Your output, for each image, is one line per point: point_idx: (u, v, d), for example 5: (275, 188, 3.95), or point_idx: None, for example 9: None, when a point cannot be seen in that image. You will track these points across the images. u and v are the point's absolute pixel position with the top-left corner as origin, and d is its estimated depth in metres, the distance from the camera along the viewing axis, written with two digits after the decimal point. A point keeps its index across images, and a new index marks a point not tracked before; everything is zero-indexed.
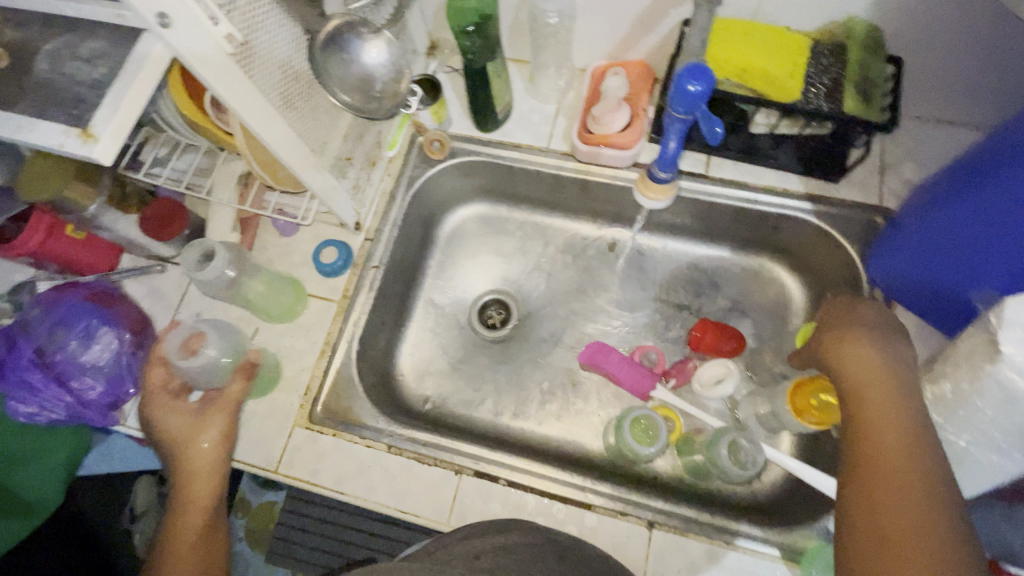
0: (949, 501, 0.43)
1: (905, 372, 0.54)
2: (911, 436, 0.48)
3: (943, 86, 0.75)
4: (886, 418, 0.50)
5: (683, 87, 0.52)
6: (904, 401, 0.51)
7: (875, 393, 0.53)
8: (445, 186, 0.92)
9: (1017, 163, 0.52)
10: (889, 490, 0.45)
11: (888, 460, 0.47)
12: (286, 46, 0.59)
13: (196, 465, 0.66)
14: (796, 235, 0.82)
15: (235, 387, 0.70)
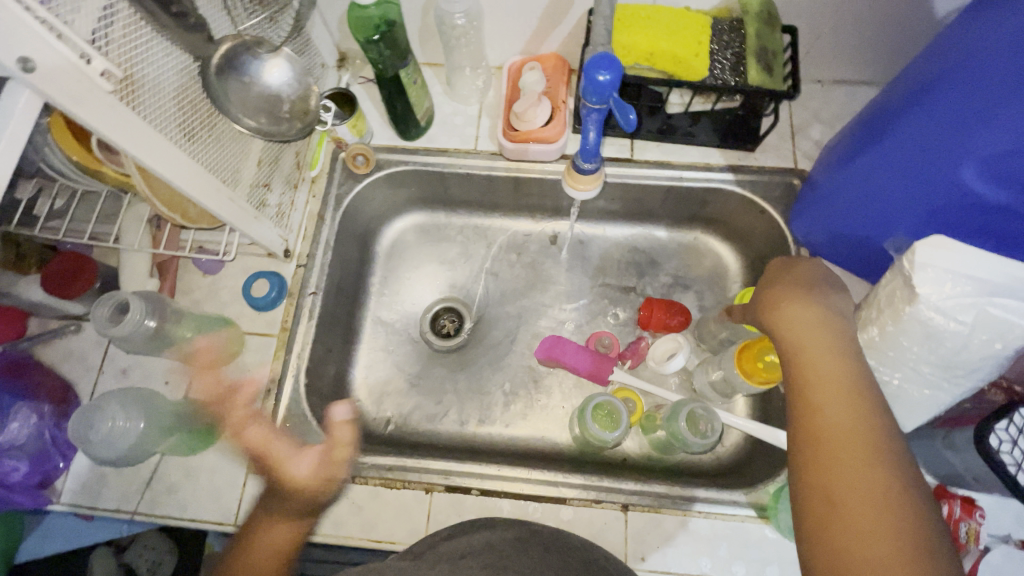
0: (890, 446, 0.45)
1: (841, 326, 0.56)
2: (846, 382, 0.50)
3: (834, 51, 0.80)
4: (825, 371, 0.51)
5: (593, 77, 0.51)
6: (841, 353, 0.53)
7: (813, 349, 0.54)
8: (376, 200, 0.89)
9: (912, 115, 0.56)
10: (833, 443, 0.46)
11: (833, 415, 0.48)
12: (175, 74, 0.55)
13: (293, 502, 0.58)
14: (723, 205, 0.85)
15: (343, 432, 0.62)
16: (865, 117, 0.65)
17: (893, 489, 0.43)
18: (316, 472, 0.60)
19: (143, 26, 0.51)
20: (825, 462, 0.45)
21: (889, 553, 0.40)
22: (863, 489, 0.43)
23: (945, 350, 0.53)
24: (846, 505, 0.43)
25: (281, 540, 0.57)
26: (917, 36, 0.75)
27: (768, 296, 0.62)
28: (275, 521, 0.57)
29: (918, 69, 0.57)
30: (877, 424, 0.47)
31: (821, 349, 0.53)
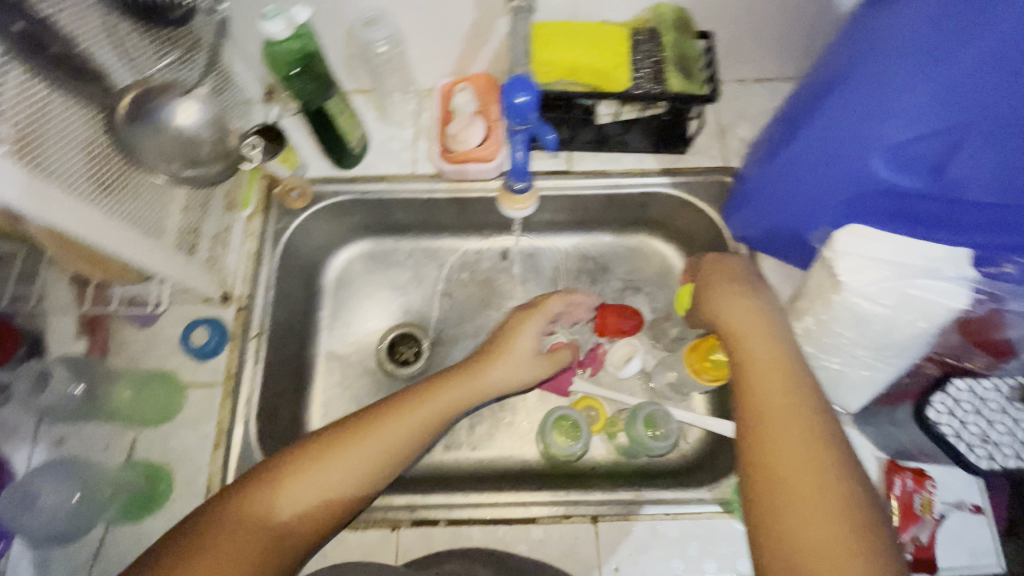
0: (822, 420, 0.48)
1: (775, 316, 0.58)
2: (783, 369, 0.52)
3: (751, 51, 0.83)
4: (762, 357, 0.53)
5: (512, 100, 0.52)
6: (777, 342, 0.55)
7: (751, 337, 0.56)
8: (318, 232, 0.87)
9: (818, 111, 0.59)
10: (774, 428, 0.47)
11: (773, 398, 0.49)
12: (81, 130, 0.52)
13: (482, 372, 0.65)
14: (663, 207, 0.87)
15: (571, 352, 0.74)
16: (783, 113, 0.67)
17: (831, 471, 0.44)
18: (505, 382, 0.66)
19: (35, 82, 0.48)
20: (765, 442, 0.47)
21: (826, 523, 0.42)
22: (802, 472, 0.44)
23: (875, 332, 0.55)
24: (788, 484, 0.44)
25: (432, 420, 0.60)
26: (822, 34, 0.79)
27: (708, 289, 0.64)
28: (440, 384, 0.63)
29: (826, 64, 0.60)
30: (814, 408, 0.48)
31: (760, 335, 0.55)
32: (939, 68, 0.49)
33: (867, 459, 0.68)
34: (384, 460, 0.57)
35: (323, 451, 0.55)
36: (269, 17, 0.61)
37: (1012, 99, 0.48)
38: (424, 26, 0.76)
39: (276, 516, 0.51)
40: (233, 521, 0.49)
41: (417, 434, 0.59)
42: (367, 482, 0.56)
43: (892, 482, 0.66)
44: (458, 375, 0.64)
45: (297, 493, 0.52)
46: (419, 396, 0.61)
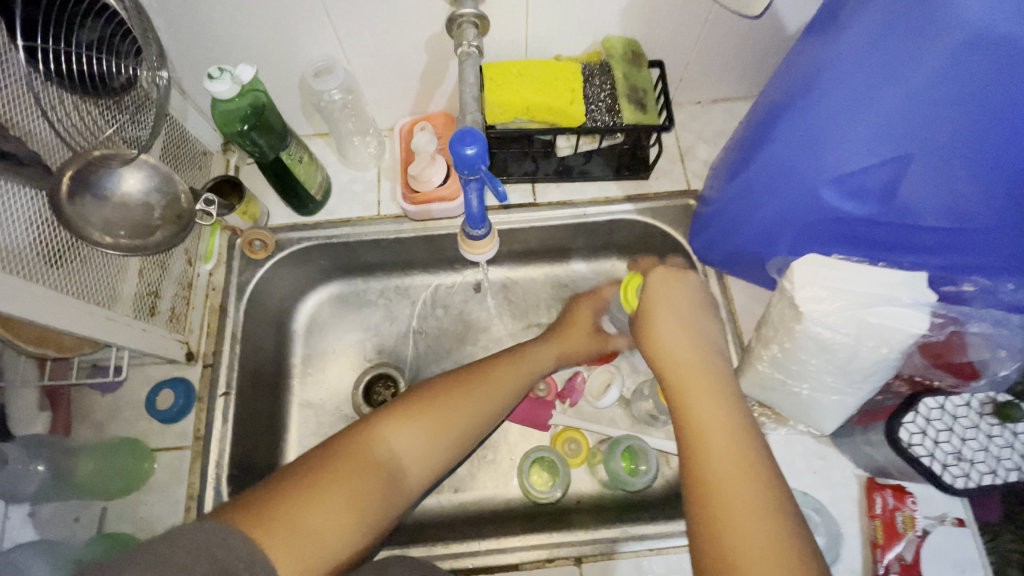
0: (774, 489, 0.45)
1: (718, 363, 0.56)
2: (730, 427, 0.50)
3: (706, 76, 0.84)
4: (709, 413, 0.51)
5: (460, 151, 0.52)
6: (722, 396, 0.52)
7: (695, 389, 0.53)
8: (285, 280, 0.86)
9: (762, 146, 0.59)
10: (727, 502, 0.45)
11: (717, 441, 0.49)
12: (24, 209, 0.52)
13: (559, 343, 0.81)
14: (631, 232, 0.87)
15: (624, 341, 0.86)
16: (738, 139, 0.68)
17: (790, 550, 0.42)
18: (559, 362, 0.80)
19: None
20: (721, 510, 0.45)
21: None
22: (761, 555, 0.41)
23: (840, 359, 0.55)
24: (739, 533, 0.43)
25: (518, 386, 0.70)
26: (773, 55, 0.80)
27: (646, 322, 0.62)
28: (526, 352, 0.76)
29: (771, 95, 0.60)
30: (765, 475, 0.46)
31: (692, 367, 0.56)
32: (872, 109, 0.49)
33: (847, 479, 0.69)
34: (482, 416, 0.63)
35: (435, 402, 0.60)
36: (213, 77, 0.60)
37: (948, 129, 0.47)
38: (376, 71, 0.76)
39: (391, 459, 0.53)
40: (357, 454, 0.51)
41: (503, 399, 0.67)
42: (460, 434, 0.60)
43: (873, 500, 0.67)
44: (537, 350, 0.78)
45: (411, 438, 0.56)
46: (510, 363, 0.72)
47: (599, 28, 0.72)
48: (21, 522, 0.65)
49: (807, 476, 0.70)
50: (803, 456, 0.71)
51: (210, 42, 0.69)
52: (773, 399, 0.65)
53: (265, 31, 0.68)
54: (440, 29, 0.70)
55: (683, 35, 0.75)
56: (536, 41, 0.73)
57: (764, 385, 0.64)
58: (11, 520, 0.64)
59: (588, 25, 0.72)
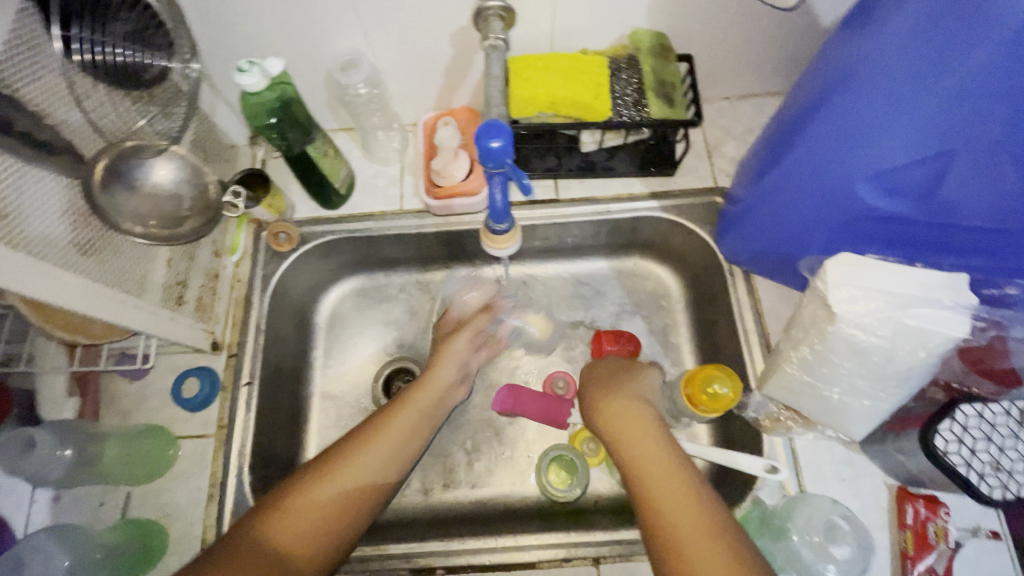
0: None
1: (670, 443, 0.61)
2: (700, 520, 0.52)
3: (736, 72, 0.82)
4: (673, 499, 0.54)
5: (485, 145, 0.51)
6: (674, 474, 0.57)
7: (651, 473, 0.57)
8: (308, 272, 0.86)
9: (794, 151, 0.58)
10: None
11: (690, 545, 0.50)
12: (55, 197, 0.52)
13: (443, 368, 0.76)
14: (655, 230, 0.86)
15: (483, 319, 0.85)
16: (769, 133, 0.66)
17: None
18: (445, 388, 0.75)
19: (10, 160, 0.48)
20: None
21: None
22: None
23: (873, 362, 0.54)
24: None
25: (414, 439, 0.68)
26: (807, 49, 0.77)
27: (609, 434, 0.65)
28: (415, 391, 0.72)
29: (807, 87, 0.58)
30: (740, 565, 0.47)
31: (640, 445, 0.61)
32: (911, 105, 0.47)
33: (875, 487, 0.67)
34: (374, 481, 0.62)
35: (313, 485, 0.58)
36: (242, 71, 0.61)
37: (995, 130, 0.45)
38: (402, 65, 0.76)
39: (280, 553, 0.54)
40: (245, 556, 0.52)
41: (393, 453, 0.65)
42: (364, 499, 0.61)
43: (903, 510, 0.64)
44: (420, 392, 0.71)
45: (292, 524, 0.55)
46: (400, 408, 0.69)
47: (626, 22, 0.71)
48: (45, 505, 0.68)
49: (835, 483, 0.67)
50: (831, 462, 0.68)
51: (239, 37, 0.70)
52: (801, 403, 0.63)
53: (293, 26, 0.68)
54: (465, 23, 0.69)
55: (713, 28, 0.74)
56: (563, 34, 0.72)
57: (792, 388, 0.62)
58: (37, 503, 0.68)
59: (615, 19, 0.71)
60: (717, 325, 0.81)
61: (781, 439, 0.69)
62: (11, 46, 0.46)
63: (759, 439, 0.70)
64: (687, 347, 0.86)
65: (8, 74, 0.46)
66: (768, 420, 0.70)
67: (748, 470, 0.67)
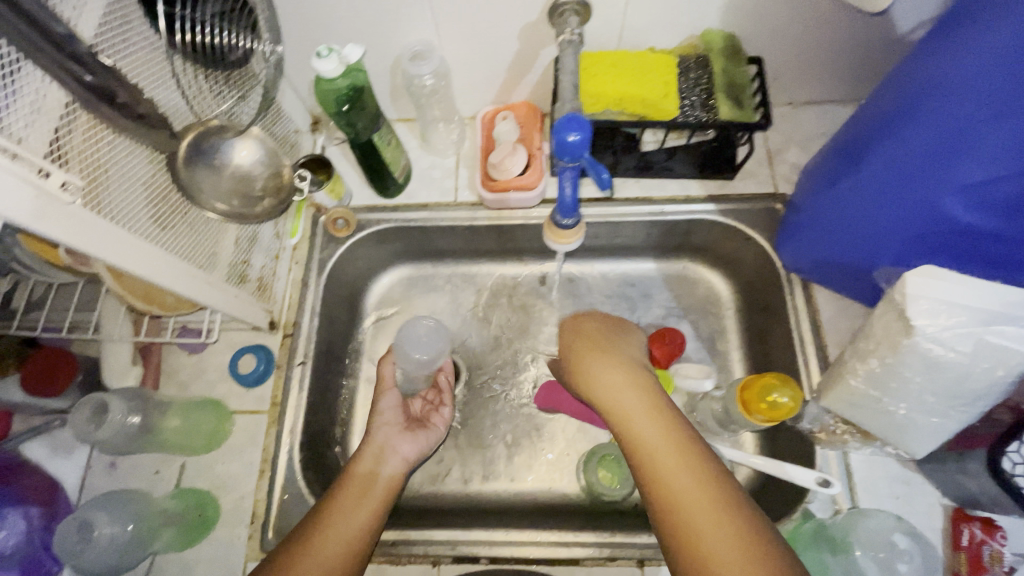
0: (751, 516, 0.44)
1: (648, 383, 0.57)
2: (691, 463, 0.48)
3: (804, 78, 0.81)
4: (658, 440, 0.50)
5: (563, 137, 0.52)
6: (659, 416, 0.53)
7: (636, 417, 0.53)
8: (361, 258, 0.88)
9: (876, 156, 0.57)
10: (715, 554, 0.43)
11: (690, 504, 0.46)
12: (142, 170, 0.54)
13: (377, 437, 0.69)
14: (709, 234, 0.85)
15: (388, 368, 0.78)
16: (840, 143, 0.64)
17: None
18: (390, 431, 0.71)
19: (101, 129, 0.49)
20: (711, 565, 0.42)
21: None
22: None
23: (948, 379, 0.52)
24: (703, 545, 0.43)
25: (378, 460, 0.66)
26: (882, 56, 0.75)
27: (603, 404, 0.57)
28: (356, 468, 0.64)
29: (890, 91, 0.56)
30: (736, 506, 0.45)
31: (617, 385, 0.57)
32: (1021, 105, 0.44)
33: (930, 506, 0.65)
34: (362, 511, 0.59)
35: None
36: (321, 56, 0.62)
37: None
38: (469, 58, 0.76)
39: None
40: None
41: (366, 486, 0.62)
42: None
43: (958, 531, 0.62)
44: (362, 463, 0.64)
45: None
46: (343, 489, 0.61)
47: (698, 22, 0.71)
48: (104, 469, 0.73)
49: (889, 500, 0.66)
50: (886, 480, 0.67)
51: (314, 25, 0.71)
52: (861, 417, 0.62)
53: (367, 14, 0.70)
54: (536, 18, 0.69)
55: (786, 32, 0.72)
56: (633, 32, 0.71)
57: (854, 401, 0.61)
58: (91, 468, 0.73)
59: (687, 19, 0.70)
60: (770, 333, 0.79)
61: (835, 454, 0.68)
62: (105, 20, 0.49)
63: (812, 451, 0.69)
64: (735, 354, 0.85)
65: (104, 47, 0.48)
66: (822, 433, 0.68)
67: (798, 482, 0.66)
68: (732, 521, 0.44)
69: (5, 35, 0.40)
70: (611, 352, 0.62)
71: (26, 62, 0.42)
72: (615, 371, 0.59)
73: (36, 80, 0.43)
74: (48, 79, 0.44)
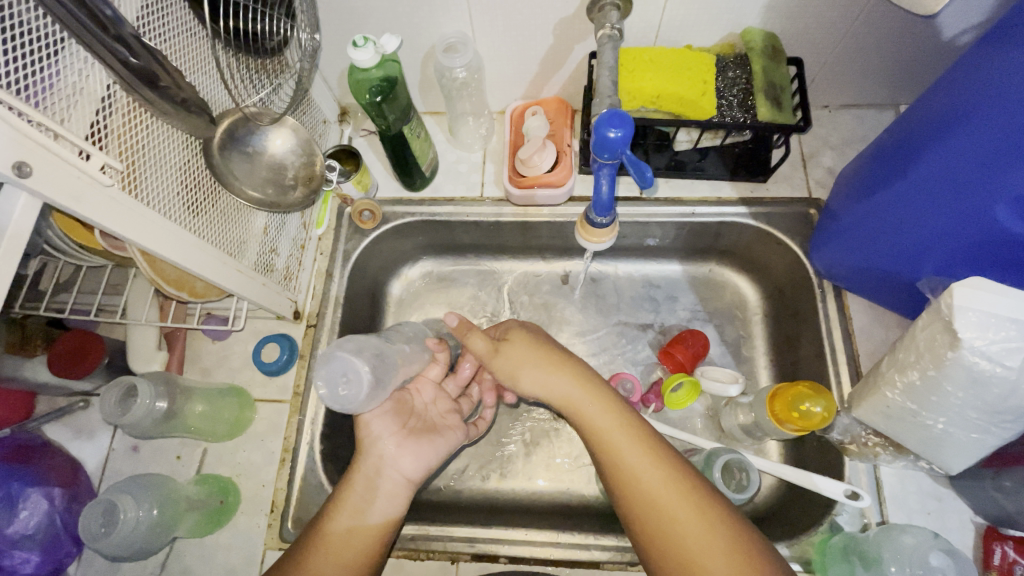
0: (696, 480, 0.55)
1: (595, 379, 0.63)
2: (644, 449, 0.57)
3: (844, 81, 0.79)
4: (614, 433, 0.58)
5: (604, 134, 0.52)
6: (612, 410, 0.60)
7: (591, 414, 0.60)
8: (385, 251, 0.87)
9: (921, 160, 0.55)
10: (675, 522, 0.52)
11: (647, 482, 0.54)
12: (177, 154, 0.54)
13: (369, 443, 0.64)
14: (738, 238, 0.83)
15: None
16: (883, 145, 0.62)
17: (733, 527, 0.51)
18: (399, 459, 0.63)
19: (141, 112, 0.49)
20: (674, 533, 0.52)
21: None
22: (716, 549, 0.50)
23: (992, 395, 0.51)
24: (663, 514, 0.53)
25: (369, 499, 0.61)
26: (927, 61, 0.73)
27: (571, 416, 0.61)
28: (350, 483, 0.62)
29: (940, 93, 0.54)
30: (684, 476, 0.55)
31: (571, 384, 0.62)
32: None
33: (961, 524, 0.64)
34: (340, 574, 0.57)
35: None
36: (357, 46, 0.62)
37: None
38: (502, 52, 0.75)
39: None
40: None
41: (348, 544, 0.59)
42: None
43: (990, 550, 0.61)
44: (358, 477, 0.62)
45: None
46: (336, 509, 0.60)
47: (739, 20, 0.69)
48: (127, 453, 0.73)
49: (920, 516, 0.64)
50: (917, 495, 0.65)
51: (349, 15, 0.71)
52: (896, 430, 0.60)
53: (403, 5, 0.69)
54: (572, 12, 0.68)
55: (828, 33, 0.70)
56: (672, 29, 0.70)
57: (890, 414, 0.59)
58: (114, 451, 0.73)
59: (727, 16, 0.69)
60: (800, 341, 0.78)
61: (865, 466, 0.66)
62: (147, 4, 0.49)
63: (840, 463, 0.67)
64: (761, 361, 0.84)
65: (144, 30, 0.48)
66: (853, 444, 0.66)
67: (826, 494, 0.64)
68: (683, 488, 0.54)
69: (52, 14, 0.40)
70: (562, 361, 0.63)
71: (71, 41, 0.42)
72: (573, 378, 0.62)
73: (79, 60, 0.43)
74: (91, 60, 0.44)
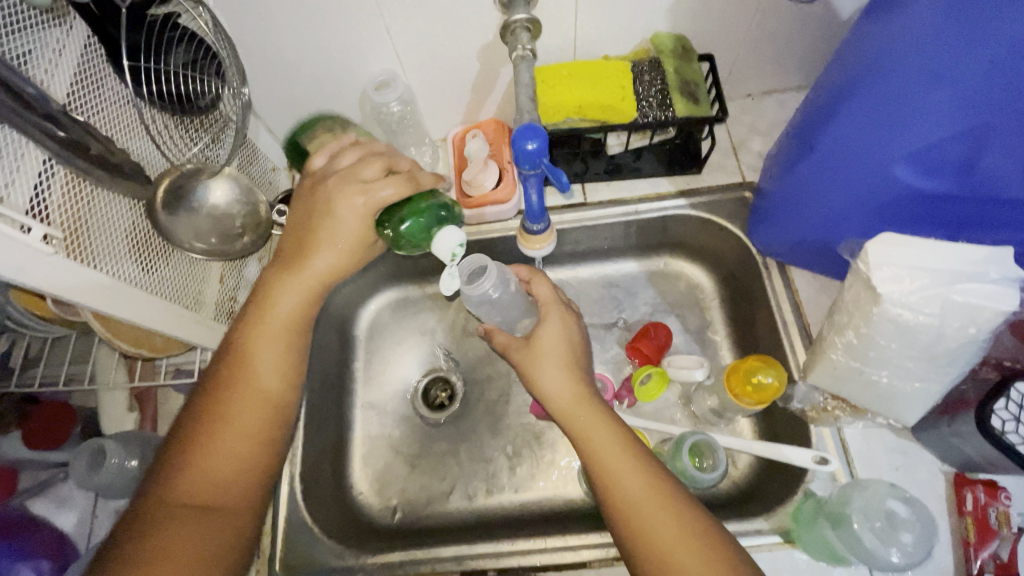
0: (679, 492, 0.56)
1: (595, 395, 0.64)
2: (637, 460, 0.58)
3: (760, 70, 0.84)
4: (607, 445, 0.59)
5: (522, 145, 0.56)
6: (611, 426, 0.61)
7: (588, 425, 0.61)
8: (347, 287, 0.90)
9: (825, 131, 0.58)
10: (654, 531, 0.53)
11: (630, 494, 0.56)
12: (122, 217, 0.56)
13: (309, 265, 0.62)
14: (683, 228, 0.86)
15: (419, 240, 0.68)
16: (795, 125, 0.66)
17: (711, 535, 0.53)
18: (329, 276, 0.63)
19: (80, 182, 0.52)
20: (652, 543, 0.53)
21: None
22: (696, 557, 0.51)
23: (923, 343, 0.53)
24: (643, 522, 0.54)
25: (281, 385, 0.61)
26: (831, 41, 0.78)
27: (566, 423, 0.63)
28: (294, 287, 0.62)
29: (835, 70, 0.58)
30: (667, 489, 0.56)
31: (567, 387, 0.64)
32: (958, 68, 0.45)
33: (932, 475, 0.65)
34: (282, 359, 0.62)
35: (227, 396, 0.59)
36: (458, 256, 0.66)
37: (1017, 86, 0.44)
38: (432, 82, 0.79)
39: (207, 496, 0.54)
40: (171, 509, 0.52)
41: (260, 422, 0.59)
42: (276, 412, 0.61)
43: (962, 496, 0.63)
44: (291, 291, 0.63)
45: (225, 450, 0.57)
46: (280, 295, 0.62)
47: (647, 27, 0.74)
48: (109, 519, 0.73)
49: (890, 472, 0.66)
50: (884, 451, 0.67)
51: (280, 68, 0.74)
52: (847, 389, 0.63)
53: (330, 51, 0.72)
54: (491, 38, 0.72)
55: (733, 28, 0.75)
56: (587, 43, 0.74)
57: (839, 376, 0.62)
58: None
59: (635, 25, 0.73)
60: (756, 319, 0.80)
61: (830, 430, 0.68)
62: (77, 80, 0.52)
63: (807, 431, 0.69)
64: (725, 343, 0.86)
65: (77, 104, 0.51)
66: (814, 411, 0.69)
67: (797, 462, 0.66)
68: (667, 503, 0.54)
69: None
70: (576, 367, 0.66)
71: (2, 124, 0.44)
72: (570, 386, 0.64)
73: (12, 141, 0.45)
74: (25, 140, 0.46)
